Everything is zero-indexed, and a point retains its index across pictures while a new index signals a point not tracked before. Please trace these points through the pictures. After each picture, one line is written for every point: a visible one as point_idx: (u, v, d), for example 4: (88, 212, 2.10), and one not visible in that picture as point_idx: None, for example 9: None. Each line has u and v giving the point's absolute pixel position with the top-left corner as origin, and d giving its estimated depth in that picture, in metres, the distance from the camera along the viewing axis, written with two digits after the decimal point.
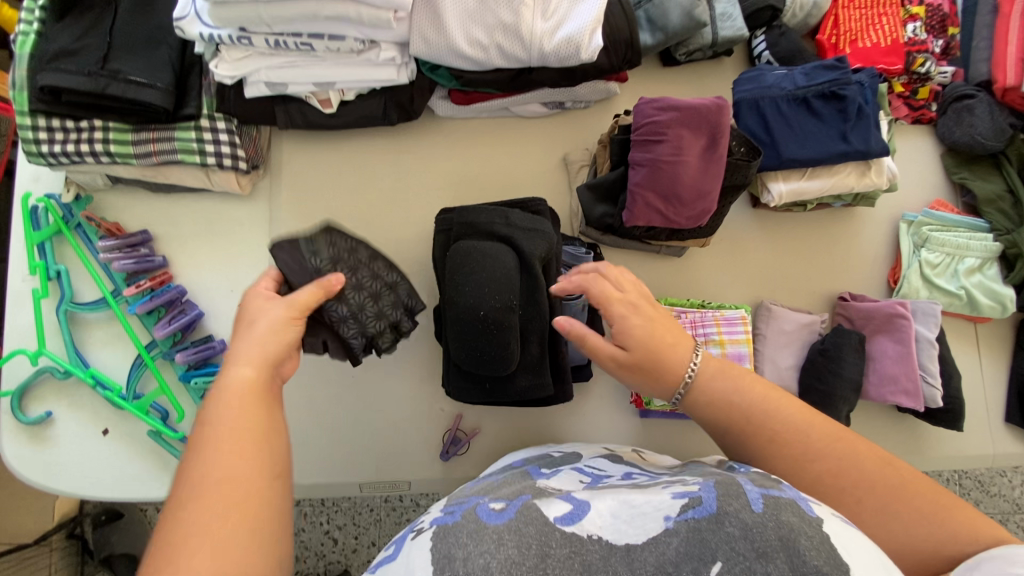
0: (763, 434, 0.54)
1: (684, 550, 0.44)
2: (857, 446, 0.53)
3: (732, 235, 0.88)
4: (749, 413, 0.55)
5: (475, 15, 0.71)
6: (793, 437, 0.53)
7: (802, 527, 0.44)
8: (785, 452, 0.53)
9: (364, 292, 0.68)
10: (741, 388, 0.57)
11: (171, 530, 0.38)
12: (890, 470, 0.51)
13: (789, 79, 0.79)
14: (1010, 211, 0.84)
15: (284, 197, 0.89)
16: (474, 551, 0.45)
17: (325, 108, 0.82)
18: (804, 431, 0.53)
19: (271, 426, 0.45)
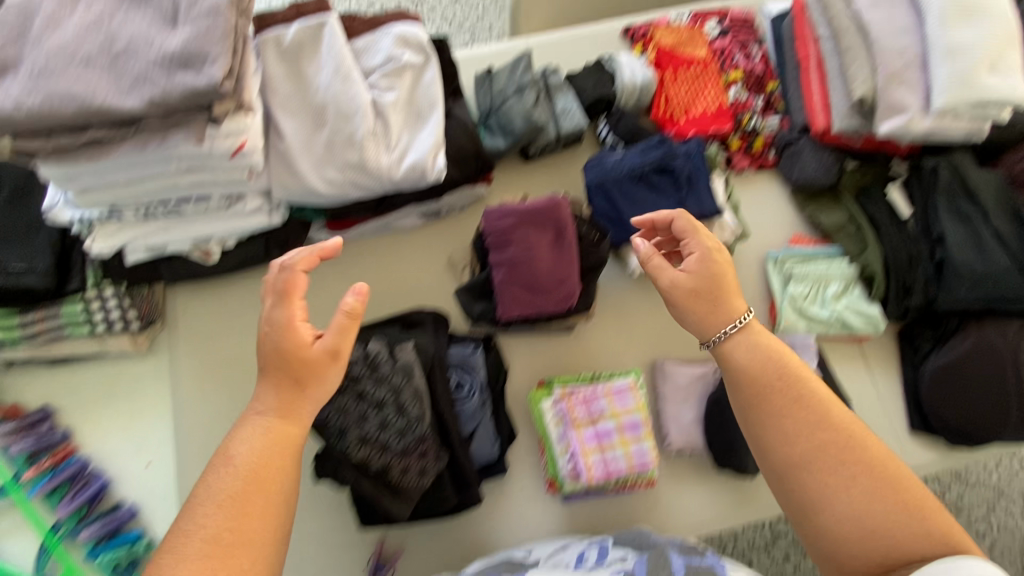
0: (764, 402, 0.65)
1: None
2: (873, 443, 0.62)
3: (617, 302, 0.92)
4: (767, 377, 0.65)
5: (326, 159, 0.77)
6: (792, 421, 0.63)
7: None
8: (785, 427, 0.63)
9: (389, 432, 0.69)
10: (794, 386, 0.65)
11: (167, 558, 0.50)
12: (897, 476, 0.60)
13: (627, 159, 0.87)
14: (856, 236, 0.90)
15: (182, 347, 0.91)
16: None
17: (208, 259, 0.86)
18: (838, 426, 0.62)
19: (252, 536, 0.53)
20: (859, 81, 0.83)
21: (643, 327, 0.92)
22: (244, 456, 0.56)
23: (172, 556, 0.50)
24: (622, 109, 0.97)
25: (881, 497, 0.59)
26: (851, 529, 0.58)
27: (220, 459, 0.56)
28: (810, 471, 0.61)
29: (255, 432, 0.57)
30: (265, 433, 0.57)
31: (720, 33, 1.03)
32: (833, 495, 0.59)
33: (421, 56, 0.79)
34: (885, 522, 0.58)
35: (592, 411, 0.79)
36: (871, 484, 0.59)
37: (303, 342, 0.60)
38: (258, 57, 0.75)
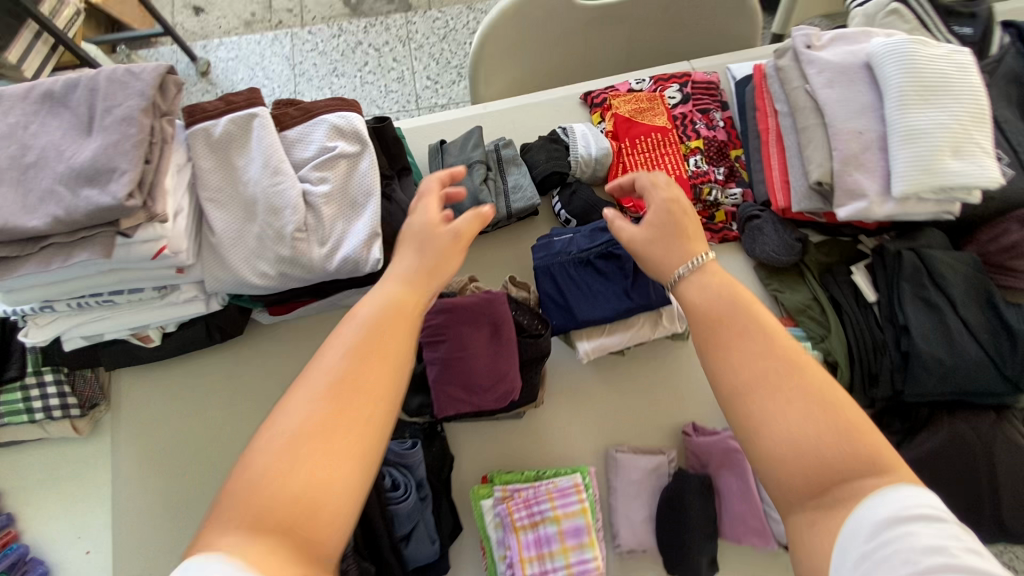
0: (700, 290, 0.60)
1: None
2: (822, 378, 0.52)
3: (570, 385, 0.89)
4: (721, 310, 0.57)
5: (257, 253, 0.75)
6: (753, 342, 0.53)
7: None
8: (746, 347, 0.53)
9: None
10: (748, 313, 0.56)
11: (277, 437, 0.47)
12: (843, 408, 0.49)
13: (575, 241, 0.83)
14: (820, 319, 0.86)
15: (125, 430, 0.89)
16: None
17: (146, 342, 0.85)
18: (784, 350, 0.53)
19: (354, 421, 0.48)
20: (815, 164, 0.79)
21: (596, 413, 0.88)
22: (368, 317, 0.54)
23: (283, 419, 0.47)
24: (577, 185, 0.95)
25: (799, 385, 0.50)
26: (785, 444, 0.48)
27: (347, 321, 0.55)
28: (753, 400, 0.51)
29: (387, 291, 0.58)
30: (393, 299, 0.57)
31: (681, 99, 1.01)
32: (773, 416, 0.49)
33: (357, 145, 0.77)
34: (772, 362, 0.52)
35: (533, 515, 0.77)
36: (816, 405, 0.49)
37: (434, 222, 0.64)
38: (188, 152, 0.73)
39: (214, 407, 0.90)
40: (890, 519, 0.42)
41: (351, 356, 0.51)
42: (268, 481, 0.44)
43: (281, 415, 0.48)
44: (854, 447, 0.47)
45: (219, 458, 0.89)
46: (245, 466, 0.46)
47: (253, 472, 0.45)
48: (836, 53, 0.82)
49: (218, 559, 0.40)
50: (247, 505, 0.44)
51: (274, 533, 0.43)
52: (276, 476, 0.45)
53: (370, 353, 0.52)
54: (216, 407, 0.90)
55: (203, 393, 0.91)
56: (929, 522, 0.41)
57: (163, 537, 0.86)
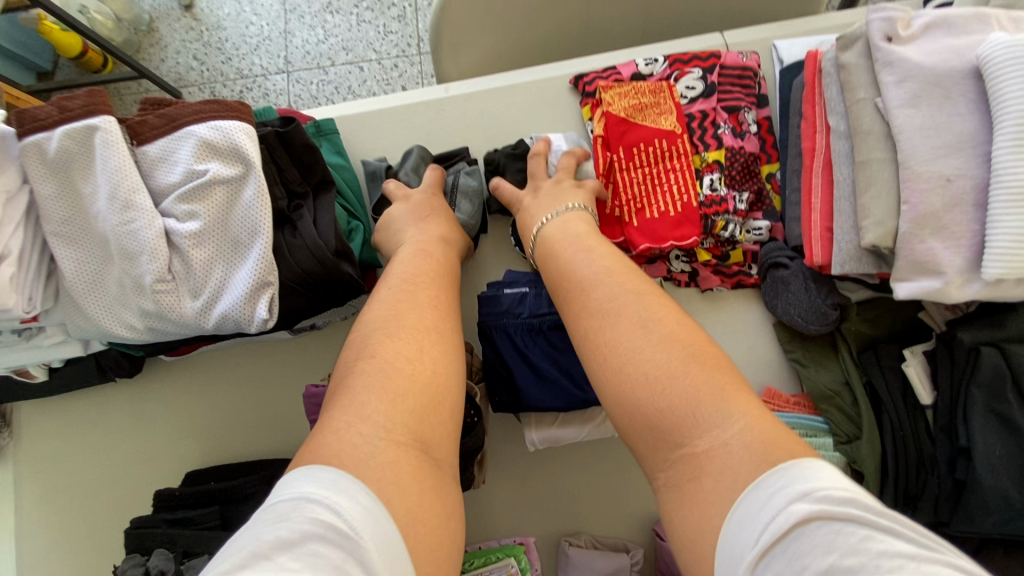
0: (559, 253, 0.60)
1: None
2: (668, 323, 0.47)
3: (520, 459, 0.73)
4: (570, 268, 0.57)
5: (119, 301, 0.60)
6: (598, 296, 0.52)
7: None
8: (591, 300, 0.52)
9: None
10: (605, 274, 0.54)
11: (374, 332, 0.51)
12: (683, 360, 0.44)
13: (532, 298, 0.64)
14: (851, 412, 0.65)
15: (25, 460, 0.81)
16: None
17: (30, 377, 0.73)
18: (623, 303, 0.50)
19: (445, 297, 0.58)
20: (872, 219, 0.56)
21: (552, 495, 0.72)
22: (433, 252, 0.63)
23: (383, 330, 0.51)
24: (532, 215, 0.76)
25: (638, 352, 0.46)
26: (628, 404, 0.45)
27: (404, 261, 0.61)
28: (594, 362, 0.49)
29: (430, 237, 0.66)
30: (445, 246, 0.66)
31: (702, 92, 0.75)
32: (618, 376, 0.46)
33: (239, 165, 0.59)
34: (619, 329, 0.48)
35: None
36: (656, 361, 0.44)
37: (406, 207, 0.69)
38: (22, 172, 0.57)
39: (117, 444, 0.79)
40: (762, 549, 0.32)
41: (425, 284, 0.58)
42: (403, 358, 0.48)
43: (401, 333, 0.50)
44: (690, 405, 0.41)
45: (122, 504, 0.79)
46: (375, 366, 0.47)
47: (378, 352, 0.48)
48: (929, 51, 0.57)
49: (351, 474, 0.38)
50: (376, 394, 0.44)
51: (408, 422, 0.44)
52: (405, 364, 0.47)
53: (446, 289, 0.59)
54: (119, 443, 0.79)
55: (106, 427, 0.80)
56: (810, 518, 0.32)
57: None
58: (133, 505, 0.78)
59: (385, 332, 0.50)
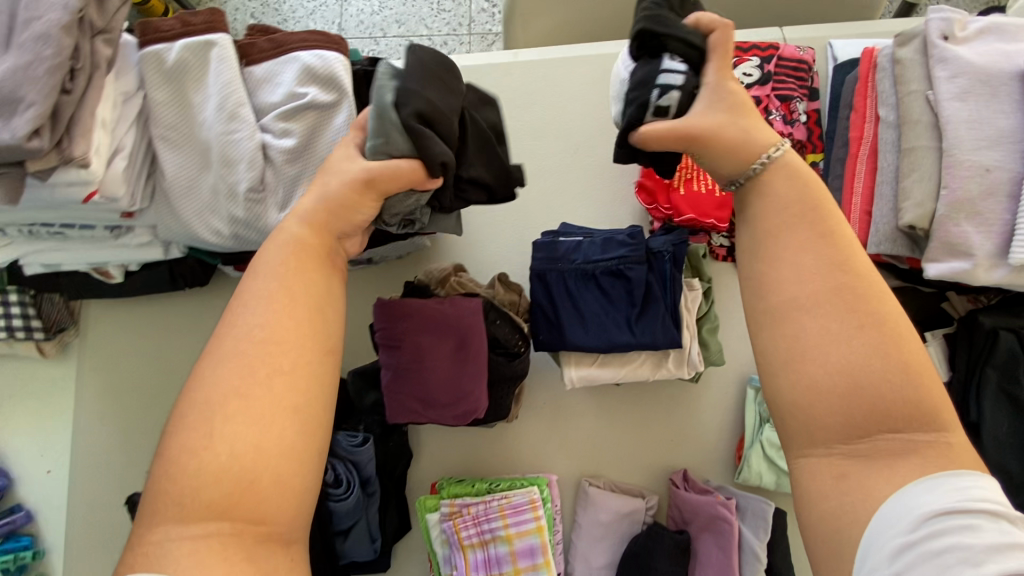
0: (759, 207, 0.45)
1: None
2: (890, 321, 0.39)
3: (551, 400, 0.79)
4: (775, 227, 0.43)
5: (211, 207, 0.66)
6: (812, 278, 0.40)
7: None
8: (798, 280, 0.40)
9: None
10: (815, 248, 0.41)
11: (213, 366, 0.40)
12: (900, 333, 0.38)
13: (582, 248, 0.69)
14: None
15: (90, 359, 0.87)
16: None
17: (108, 278, 0.79)
18: (839, 293, 0.39)
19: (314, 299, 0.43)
20: (911, 201, 0.61)
21: (578, 435, 0.78)
22: (266, 274, 0.43)
23: (202, 375, 0.40)
24: (668, 68, 0.51)
25: (852, 320, 0.39)
26: (823, 372, 0.38)
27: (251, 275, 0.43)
28: (792, 349, 0.40)
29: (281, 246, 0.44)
30: (294, 241, 0.45)
31: (758, 79, 0.80)
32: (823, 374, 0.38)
33: (333, 93, 0.63)
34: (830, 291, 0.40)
35: (482, 533, 0.68)
36: (872, 366, 0.37)
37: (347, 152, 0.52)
38: (139, 78, 0.63)
39: (177, 352, 0.86)
40: (944, 510, 0.34)
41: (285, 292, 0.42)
42: (221, 413, 0.38)
43: (206, 418, 0.38)
44: (913, 408, 0.37)
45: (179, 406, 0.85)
46: (164, 465, 0.37)
47: (195, 402, 0.39)
48: (982, 52, 0.61)
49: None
50: (171, 504, 0.36)
51: (214, 525, 0.36)
52: (192, 461, 0.37)
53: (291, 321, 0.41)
54: (179, 351, 0.85)
55: (166, 336, 0.86)
56: (987, 518, 0.34)
57: (116, 472, 0.85)
58: None
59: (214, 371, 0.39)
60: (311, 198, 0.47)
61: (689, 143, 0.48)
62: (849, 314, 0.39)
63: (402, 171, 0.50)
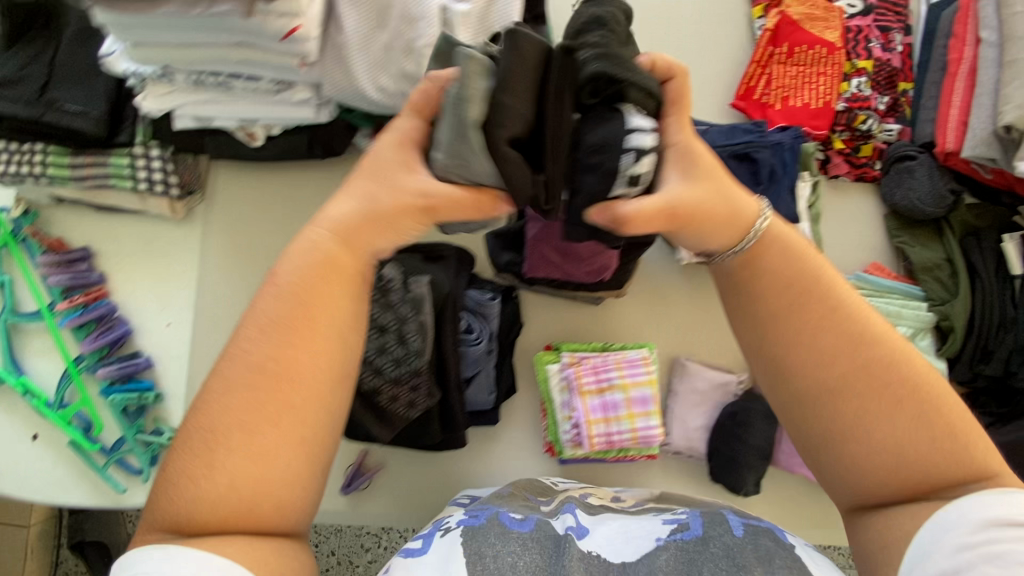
0: (749, 287, 0.49)
1: (674, 561, 0.54)
2: (892, 384, 0.44)
3: (651, 286, 0.87)
4: (782, 300, 0.48)
5: (381, 63, 0.72)
6: (827, 370, 0.45)
7: (775, 548, 0.55)
8: (811, 370, 0.46)
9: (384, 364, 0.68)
10: (826, 331, 0.46)
11: (212, 392, 0.42)
12: (923, 395, 0.44)
13: (707, 136, 0.76)
14: (947, 281, 0.80)
15: (218, 223, 0.92)
16: (502, 550, 0.56)
17: (252, 141, 0.83)
18: (850, 383, 0.45)
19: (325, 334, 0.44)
20: (1013, 104, 0.69)
21: (675, 317, 0.86)
22: (278, 294, 0.44)
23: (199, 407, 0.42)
24: (634, 126, 0.48)
25: (883, 399, 0.44)
26: (869, 450, 0.44)
27: (261, 291, 0.45)
28: (833, 435, 0.45)
29: (295, 255, 0.45)
30: (321, 255, 0.45)
31: (861, 10, 0.88)
32: (858, 453, 0.44)
33: None
34: (844, 376, 0.45)
35: (600, 381, 0.76)
36: (895, 429, 0.43)
37: (408, 163, 0.48)
38: None
39: (302, 221, 0.91)
40: (996, 520, 0.40)
41: (265, 338, 0.43)
42: (225, 420, 0.41)
43: (217, 440, 0.41)
44: (942, 459, 0.43)
45: None
46: (169, 475, 0.41)
47: (196, 423, 0.42)
48: None
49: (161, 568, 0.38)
50: (159, 518, 0.41)
51: (220, 535, 0.40)
52: (189, 487, 0.40)
53: (285, 337, 0.43)
54: (303, 220, 0.91)
55: (293, 206, 0.92)
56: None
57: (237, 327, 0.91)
58: None
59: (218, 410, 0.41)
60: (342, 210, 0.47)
61: (674, 221, 0.48)
62: (860, 397, 0.44)
63: (461, 199, 0.48)
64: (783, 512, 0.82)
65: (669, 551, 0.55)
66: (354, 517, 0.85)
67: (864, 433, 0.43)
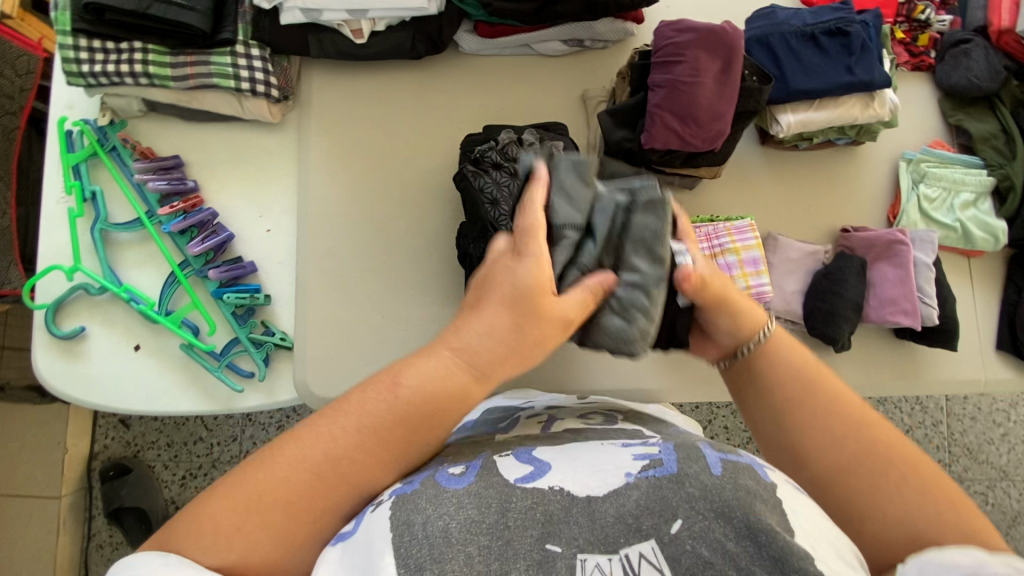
0: (791, 385, 0.57)
1: (645, 504, 0.46)
2: (906, 456, 0.51)
3: (742, 167, 0.92)
4: (798, 389, 0.57)
5: None
6: (847, 452, 0.52)
7: (756, 489, 0.46)
8: (830, 444, 0.53)
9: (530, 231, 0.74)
10: (841, 418, 0.54)
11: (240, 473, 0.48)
12: (902, 463, 0.51)
13: (798, 17, 0.83)
14: (1003, 148, 0.89)
15: (312, 125, 0.92)
16: (434, 514, 0.45)
17: (356, 39, 0.87)
18: (871, 456, 0.51)
19: (411, 429, 0.51)
20: None
21: (759, 199, 0.92)
22: (410, 393, 0.51)
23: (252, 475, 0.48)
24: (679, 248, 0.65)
25: (883, 474, 0.50)
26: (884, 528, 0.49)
27: (375, 389, 0.52)
28: (853, 501, 0.51)
29: (423, 360, 0.52)
30: (452, 383, 0.52)
31: None
32: (871, 516, 0.49)
33: None
34: (854, 457, 0.51)
35: (713, 246, 0.84)
36: (923, 507, 0.49)
37: (547, 289, 0.55)
38: None
39: (397, 121, 0.93)
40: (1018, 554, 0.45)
41: (382, 408, 0.50)
42: (259, 487, 0.47)
43: (339, 487, 0.49)
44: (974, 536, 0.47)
45: (398, 170, 0.92)
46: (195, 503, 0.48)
47: (259, 478, 0.47)
48: None
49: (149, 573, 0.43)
50: (192, 533, 0.46)
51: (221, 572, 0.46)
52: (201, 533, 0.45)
53: (397, 441, 0.50)
54: (398, 120, 0.93)
55: (386, 106, 0.93)
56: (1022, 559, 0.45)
57: (337, 226, 0.90)
58: (407, 171, 0.92)
59: (273, 475, 0.47)
60: (475, 339, 0.53)
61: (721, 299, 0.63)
62: (879, 475, 0.50)
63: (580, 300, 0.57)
64: (871, 366, 0.89)
65: (642, 487, 0.47)
66: None
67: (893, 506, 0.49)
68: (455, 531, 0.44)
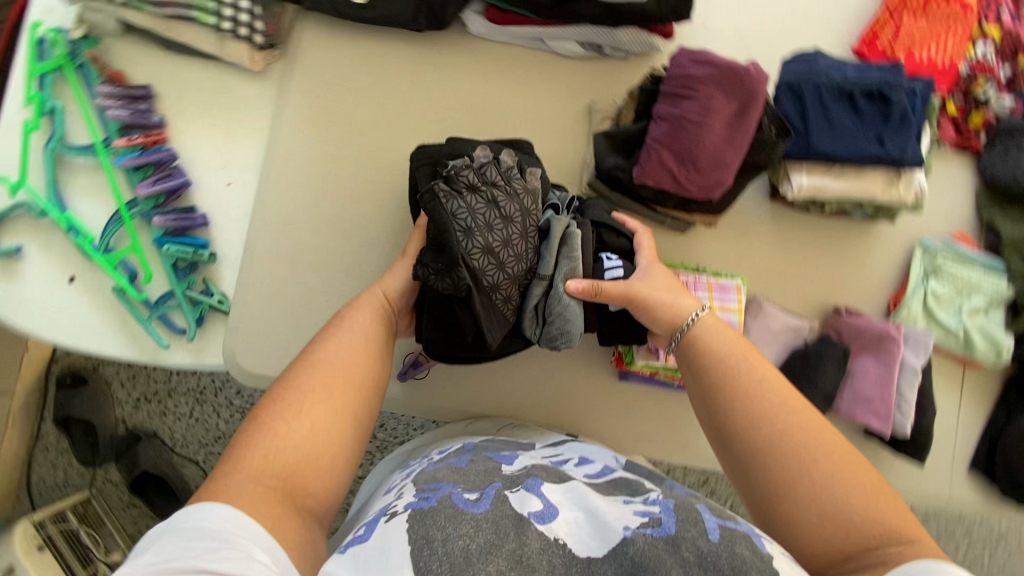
0: (722, 364, 0.59)
1: (637, 560, 0.41)
2: (826, 440, 0.52)
3: (744, 218, 0.84)
4: (733, 372, 0.58)
5: None
6: (768, 430, 0.53)
7: (753, 560, 0.42)
8: (755, 420, 0.54)
9: (503, 269, 0.65)
10: (768, 398, 0.55)
11: (270, 417, 0.54)
12: (821, 443, 0.52)
13: (841, 69, 0.74)
14: None
15: (294, 81, 0.85)
16: (453, 533, 0.42)
17: None
18: (789, 432, 0.53)
19: (373, 358, 0.62)
20: None
21: (754, 258, 0.84)
22: (365, 327, 0.64)
23: (282, 405, 0.54)
24: (610, 265, 0.72)
25: (801, 454, 0.51)
26: (796, 508, 0.49)
27: (333, 344, 0.62)
28: (772, 471, 0.51)
29: (368, 313, 0.66)
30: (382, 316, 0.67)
31: None
32: (788, 488, 0.50)
33: None
34: (774, 437, 0.52)
35: None
36: (839, 487, 0.49)
37: None
38: None
39: (385, 96, 0.86)
40: None
41: (353, 338, 0.62)
42: (289, 412, 0.54)
43: (340, 392, 0.57)
44: (886, 519, 0.48)
45: (375, 148, 0.86)
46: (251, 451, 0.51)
47: (289, 410, 0.54)
48: None
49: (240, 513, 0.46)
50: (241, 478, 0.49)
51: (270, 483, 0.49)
52: (259, 455, 0.51)
53: (363, 363, 0.61)
54: (385, 95, 0.86)
55: (376, 77, 0.86)
56: None
57: (301, 194, 0.85)
58: (384, 150, 0.85)
59: (300, 394, 0.56)
60: None
61: (633, 296, 0.67)
62: (796, 452, 0.51)
63: None
64: None
65: (638, 544, 0.42)
66: (405, 407, 0.84)
67: (804, 481, 0.50)
68: (475, 552, 0.40)
